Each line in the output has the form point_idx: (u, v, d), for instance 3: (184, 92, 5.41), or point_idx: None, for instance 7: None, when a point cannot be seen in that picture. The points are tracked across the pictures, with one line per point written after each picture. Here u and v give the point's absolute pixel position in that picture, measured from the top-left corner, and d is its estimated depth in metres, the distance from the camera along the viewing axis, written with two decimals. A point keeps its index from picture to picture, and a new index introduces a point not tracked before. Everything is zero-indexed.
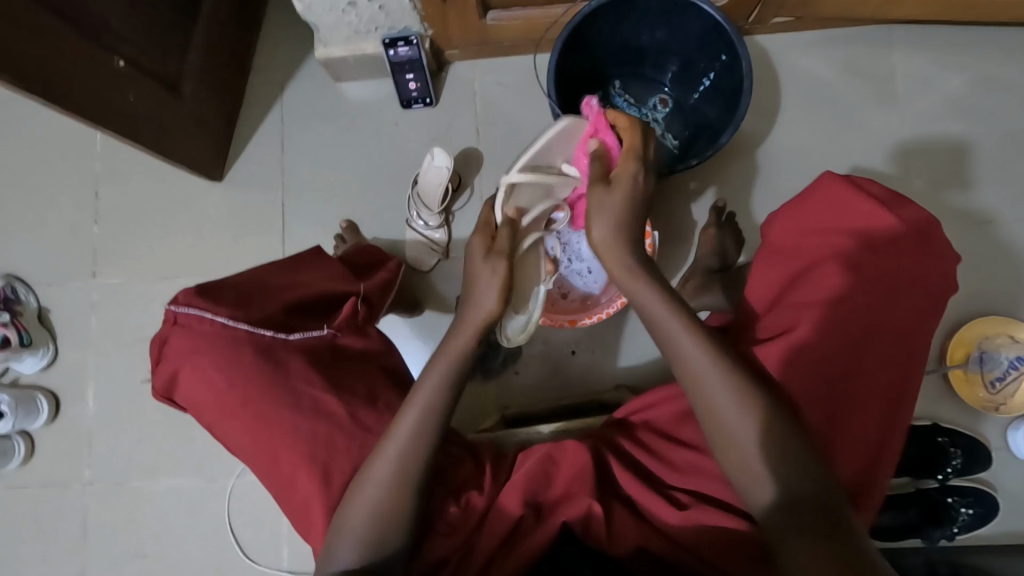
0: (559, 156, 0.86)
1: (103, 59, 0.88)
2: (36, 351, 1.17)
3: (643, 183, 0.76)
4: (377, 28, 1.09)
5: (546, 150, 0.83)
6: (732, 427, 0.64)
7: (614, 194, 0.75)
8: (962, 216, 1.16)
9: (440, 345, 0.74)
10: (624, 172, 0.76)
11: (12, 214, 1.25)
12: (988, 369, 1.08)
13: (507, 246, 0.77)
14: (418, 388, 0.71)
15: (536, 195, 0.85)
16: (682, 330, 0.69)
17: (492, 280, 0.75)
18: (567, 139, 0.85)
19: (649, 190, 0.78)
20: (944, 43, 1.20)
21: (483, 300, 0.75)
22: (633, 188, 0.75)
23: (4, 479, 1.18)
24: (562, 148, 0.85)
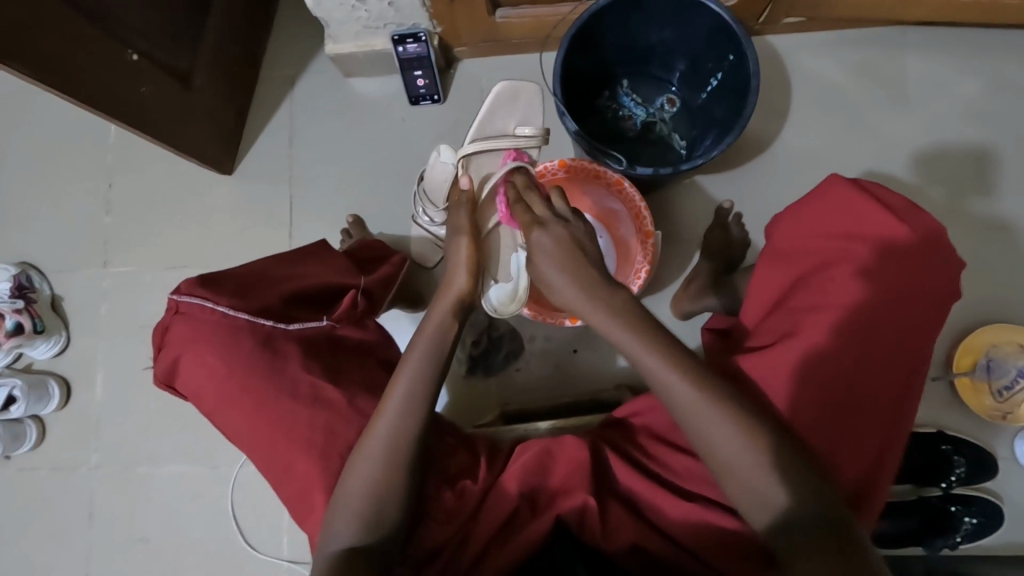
0: (509, 122, 0.94)
1: (118, 52, 0.90)
2: (49, 337, 1.20)
3: (558, 235, 0.73)
4: (386, 25, 1.09)
5: (490, 118, 0.94)
6: (712, 433, 0.64)
7: (539, 259, 0.74)
8: (973, 221, 1.14)
9: (419, 328, 0.76)
10: (530, 242, 0.75)
11: (29, 203, 1.27)
12: (995, 377, 1.06)
13: (465, 221, 0.83)
14: (405, 361, 0.73)
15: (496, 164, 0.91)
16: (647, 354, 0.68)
17: (461, 260, 0.80)
18: (507, 105, 0.94)
19: (565, 234, 0.73)
20: (959, 46, 1.18)
21: (455, 277, 0.79)
22: (550, 247, 0.73)
23: (17, 461, 1.21)
24: (508, 116, 0.94)
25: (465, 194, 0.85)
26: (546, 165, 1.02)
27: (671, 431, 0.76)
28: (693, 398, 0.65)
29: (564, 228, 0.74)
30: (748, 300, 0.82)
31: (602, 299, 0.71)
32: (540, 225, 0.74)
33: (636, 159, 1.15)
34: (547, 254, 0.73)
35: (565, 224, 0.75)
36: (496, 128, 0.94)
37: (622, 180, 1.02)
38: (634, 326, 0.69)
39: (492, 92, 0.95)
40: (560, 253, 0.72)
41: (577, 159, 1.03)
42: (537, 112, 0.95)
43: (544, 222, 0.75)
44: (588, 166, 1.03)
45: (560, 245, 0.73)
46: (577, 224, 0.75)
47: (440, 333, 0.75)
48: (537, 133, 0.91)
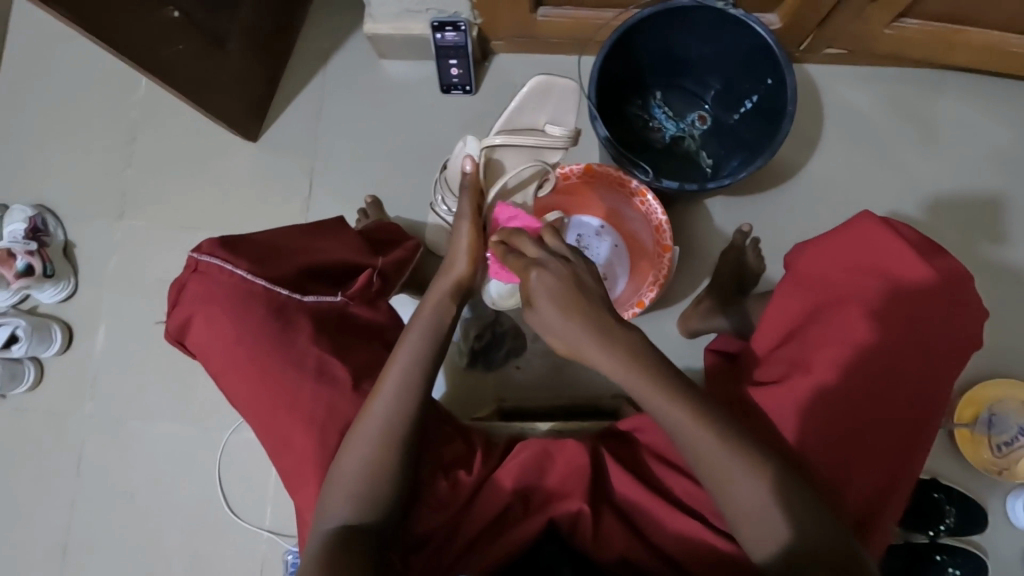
0: (539, 118, 0.97)
1: (158, 8, 0.90)
2: (57, 283, 1.20)
3: (553, 280, 0.64)
4: (427, 10, 1.09)
5: (520, 112, 0.97)
6: (712, 458, 0.63)
7: (540, 303, 0.65)
8: (990, 272, 1.13)
9: (419, 306, 0.76)
10: (528, 286, 0.66)
11: (52, 147, 1.28)
12: (995, 432, 1.05)
13: (471, 206, 0.82)
14: (401, 343, 0.73)
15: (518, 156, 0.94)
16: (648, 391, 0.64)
17: (463, 247, 0.79)
18: (541, 100, 0.98)
19: (561, 280, 0.64)
20: (998, 96, 1.17)
21: (455, 263, 0.79)
22: (553, 287, 0.64)
23: (12, 401, 1.21)
24: (538, 111, 0.98)
25: (470, 178, 0.85)
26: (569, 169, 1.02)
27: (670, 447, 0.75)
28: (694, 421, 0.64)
29: (563, 267, 0.66)
30: (759, 325, 0.81)
31: (613, 343, 0.64)
32: (537, 266, 0.66)
33: (660, 172, 1.15)
34: (547, 296, 0.64)
35: (564, 261, 0.66)
36: (523, 121, 0.98)
37: (646, 192, 1.01)
38: (637, 368, 0.64)
39: (526, 85, 0.98)
40: (563, 293, 0.64)
41: (603, 166, 1.03)
42: (568, 114, 0.98)
43: (540, 261, 0.66)
44: (613, 174, 1.03)
45: (563, 284, 0.64)
46: (577, 261, 0.67)
47: (439, 316, 0.74)
48: (565, 133, 0.92)
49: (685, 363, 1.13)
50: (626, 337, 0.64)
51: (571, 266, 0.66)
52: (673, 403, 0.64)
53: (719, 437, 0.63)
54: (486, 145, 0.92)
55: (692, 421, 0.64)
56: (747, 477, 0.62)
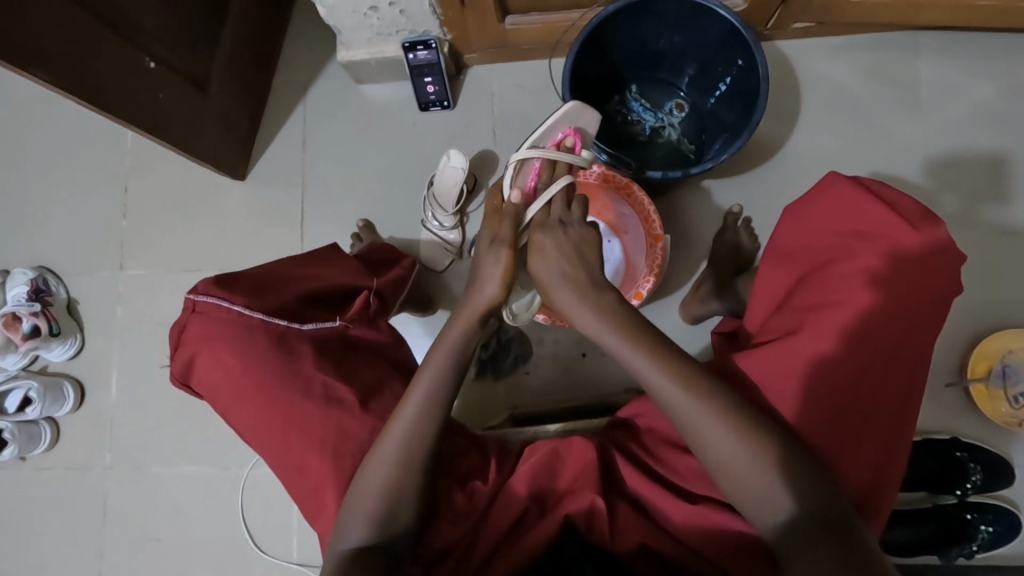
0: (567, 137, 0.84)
1: (136, 60, 0.92)
2: (65, 340, 1.22)
3: (553, 247, 0.74)
4: (398, 32, 1.10)
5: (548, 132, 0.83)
6: (710, 437, 0.64)
7: (540, 258, 0.74)
8: (985, 225, 1.13)
9: (438, 335, 0.75)
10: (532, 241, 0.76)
11: (46, 207, 1.30)
12: (1011, 383, 1.05)
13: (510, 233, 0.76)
14: (421, 374, 0.72)
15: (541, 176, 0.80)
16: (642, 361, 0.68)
17: (495, 272, 0.75)
18: (571, 120, 0.84)
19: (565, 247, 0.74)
20: (971, 50, 1.17)
21: (483, 287, 0.76)
22: (551, 251, 0.74)
23: (31, 461, 1.22)
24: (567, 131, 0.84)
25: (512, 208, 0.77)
26: None
27: (674, 432, 0.75)
28: (689, 401, 0.65)
29: (565, 234, 0.75)
30: (753, 300, 0.82)
31: (591, 300, 0.72)
32: (544, 228, 0.75)
33: (645, 164, 1.15)
34: (545, 257, 0.74)
35: (576, 231, 0.75)
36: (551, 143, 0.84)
37: (631, 184, 1.04)
38: (628, 334, 0.69)
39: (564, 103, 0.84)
40: (568, 254, 0.73)
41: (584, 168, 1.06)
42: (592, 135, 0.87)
43: (549, 225, 0.75)
44: (596, 171, 1.05)
45: (563, 253, 0.74)
46: (582, 230, 0.75)
47: (461, 342, 0.74)
48: (593, 158, 0.83)
49: (691, 350, 1.13)
50: (601, 298, 0.72)
51: (580, 233, 0.75)
52: (644, 356, 0.68)
53: (703, 402, 0.65)
54: (516, 159, 0.80)
55: (670, 383, 0.66)
56: (734, 436, 0.63)
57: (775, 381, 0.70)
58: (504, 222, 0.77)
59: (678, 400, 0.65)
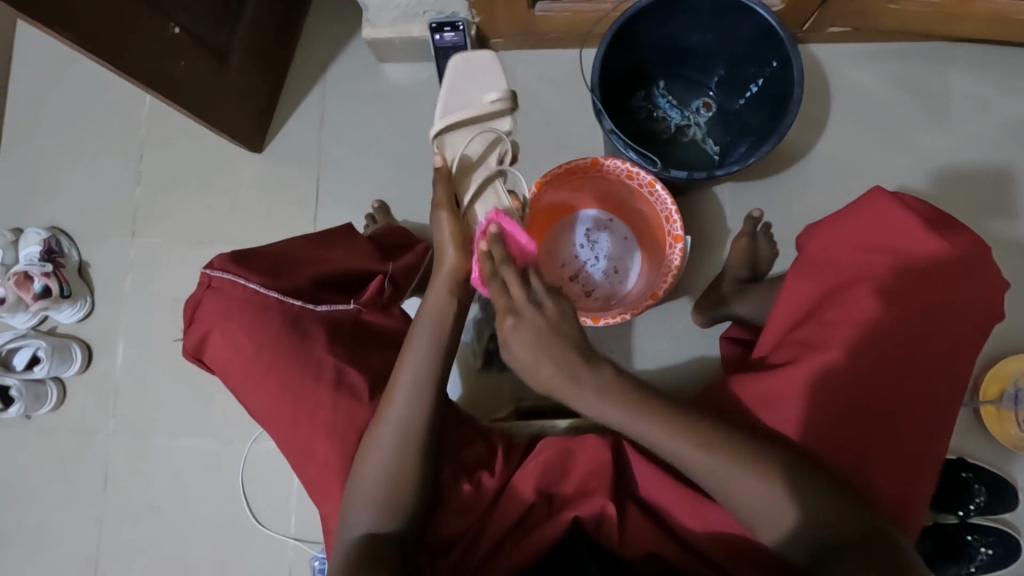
0: (477, 92, 0.84)
1: (160, 25, 0.90)
2: (75, 303, 1.22)
3: (534, 330, 0.62)
4: (425, 12, 1.09)
5: (455, 95, 0.84)
6: (724, 478, 0.62)
7: (513, 349, 0.63)
8: (1008, 246, 1.12)
9: (419, 306, 0.74)
10: (504, 332, 0.63)
11: (62, 169, 1.29)
12: (1022, 407, 1.04)
13: (447, 195, 0.75)
14: (409, 344, 0.72)
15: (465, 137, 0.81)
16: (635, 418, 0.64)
17: (449, 238, 0.74)
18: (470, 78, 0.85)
19: (544, 329, 0.62)
20: (1008, 66, 1.15)
21: (444, 253, 0.74)
22: (526, 338, 0.62)
23: (37, 421, 1.23)
24: (474, 87, 0.84)
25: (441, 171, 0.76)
26: (575, 163, 1.00)
27: None
28: (694, 452, 0.63)
29: (541, 317, 0.62)
30: (774, 313, 0.80)
31: (585, 376, 0.63)
32: (514, 314, 0.62)
33: (668, 162, 1.14)
34: (524, 343, 0.62)
35: (540, 310, 0.62)
36: (462, 103, 0.84)
37: (655, 184, 0.99)
38: (621, 394, 0.64)
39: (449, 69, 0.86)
40: (535, 343, 0.62)
41: (612, 159, 1.01)
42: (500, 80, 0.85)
43: (518, 309, 0.62)
44: (619, 168, 1.01)
45: (540, 339, 0.61)
46: (555, 306, 0.63)
47: (439, 316, 0.73)
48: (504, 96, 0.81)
49: (701, 353, 1.12)
50: (596, 376, 0.63)
51: (546, 312, 0.62)
52: (651, 422, 0.63)
53: (707, 448, 0.63)
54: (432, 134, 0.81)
55: (679, 442, 0.63)
56: (747, 476, 0.61)
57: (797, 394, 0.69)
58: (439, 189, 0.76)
59: (680, 451, 0.63)
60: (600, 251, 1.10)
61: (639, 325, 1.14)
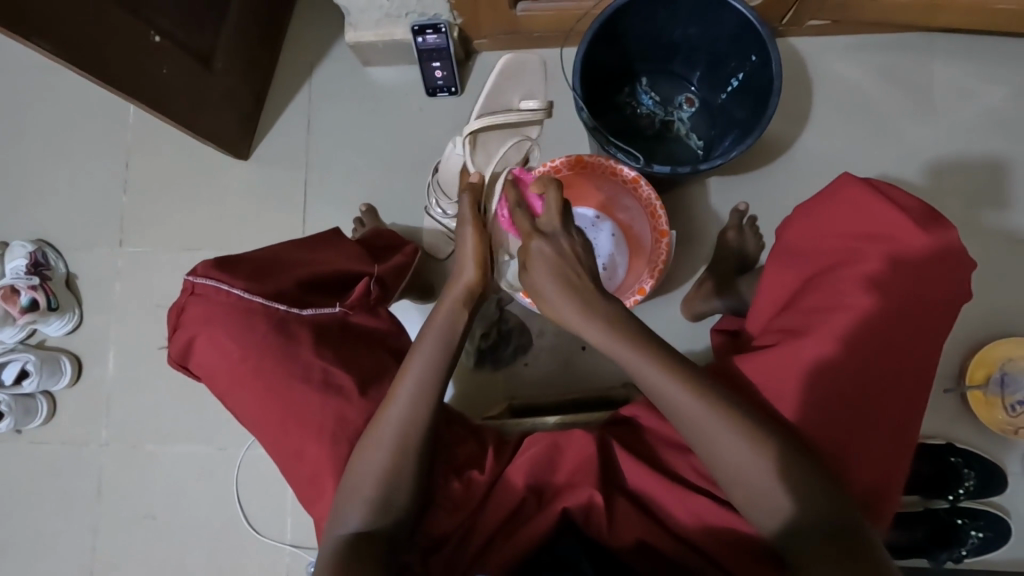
0: (513, 97, 1.08)
1: (141, 33, 0.90)
2: (63, 315, 1.21)
3: (557, 252, 0.68)
4: (408, 14, 1.10)
5: (496, 94, 1.07)
6: (714, 436, 0.64)
7: (535, 272, 0.69)
8: (991, 233, 1.13)
9: (429, 317, 0.75)
10: (528, 253, 0.69)
11: (46, 179, 1.29)
12: (1008, 391, 1.05)
13: (474, 210, 0.77)
14: (414, 353, 0.72)
15: (501, 137, 0.98)
16: (637, 357, 0.67)
17: (467, 250, 0.76)
18: (513, 83, 1.09)
19: (568, 255, 0.68)
20: (986, 55, 1.16)
21: (463, 270, 0.76)
22: (551, 260, 0.67)
23: (27, 434, 1.22)
24: (513, 88, 1.09)
25: (474, 184, 0.80)
26: (559, 161, 1.02)
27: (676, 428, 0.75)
28: (688, 399, 0.65)
29: (567, 242, 0.68)
30: (759, 302, 0.82)
31: (597, 309, 0.67)
32: (543, 236, 0.68)
33: (653, 158, 1.15)
34: (547, 268, 0.67)
35: (568, 236, 0.69)
36: (500, 103, 1.07)
37: (639, 178, 1.01)
38: (622, 336, 0.67)
39: (499, 65, 1.08)
40: (557, 268, 0.67)
41: (595, 157, 1.03)
42: (538, 87, 1.10)
43: (546, 233, 0.68)
44: (603, 162, 1.03)
45: (562, 262, 0.68)
46: (580, 237, 0.69)
47: (450, 322, 0.74)
48: (541, 107, 0.95)
49: (692, 346, 1.13)
50: (607, 307, 0.68)
51: (571, 238, 0.69)
52: (648, 359, 0.66)
53: (700, 397, 0.65)
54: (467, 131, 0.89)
55: (666, 374, 0.66)
56: (735, 437, 0.63)
57: (782, 381, 0.69)
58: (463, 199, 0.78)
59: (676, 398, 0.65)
60: (591, 247, 1.07)
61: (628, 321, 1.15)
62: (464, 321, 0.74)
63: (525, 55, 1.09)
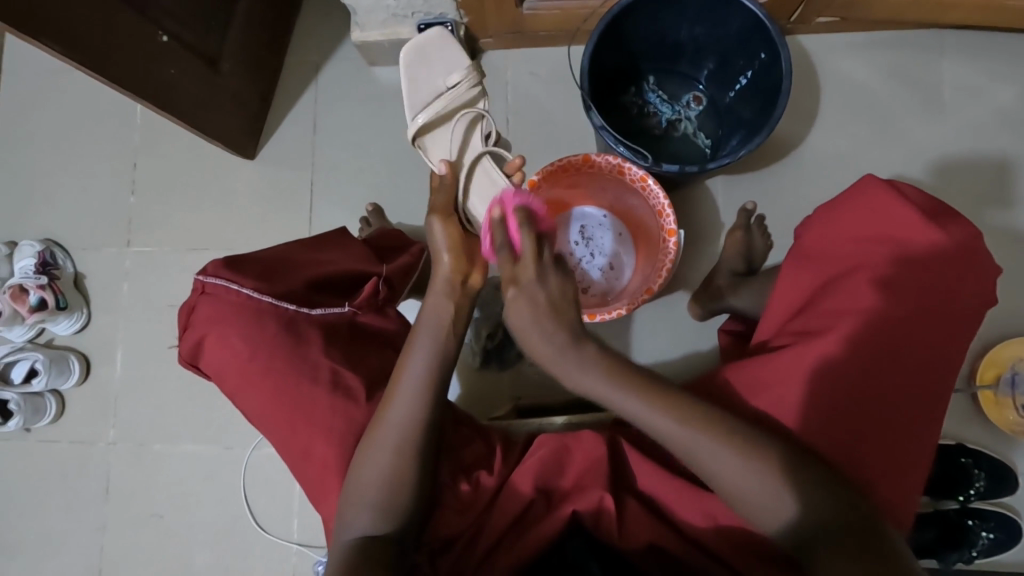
0: (436, 77, 0.82)
1: (148, 33, 0.90)
2: (71, 314, 1.22)
3: (534, 297, 0.68)
4: (414, 14, 1.09)
5: (417, 80, 0.82)
6: (705, 452, 0.63)
7: (512, 314, 0.70)
8: (1000, 232, 1.12)
9: (420, 310, 0.75)
10: (507, 297, 0.70)
11: (54, 180, 1.29)
12: (1019, 391, 1.04)
13: (444, 199, 0.78)
14: (420, 346, 0.72)
15: (448, 125, 0.81)
16: (618, 390, 0.66)
17: (443, 244, 0.76)
18: (425, 63, 0.82)
19: (544, 300, 0.68)
20: (996, 52, 1.15)
21: (440, 261, 0.76)
22: (527, 309, 0.68)
23: (36, 433, 1.23)
24: (431, 69, 0.83)
25: (446, 178, 0.78)
26: (567, 160, 1.01)
27: None
28: (672, 427, 0.64)
29: (542, 290, 0.68)
30: (770, 306, 0.81)
31: (572, 355, 0.67)
32: (517, 284, 0.69)
33: (660, 157, 1.14)
34: (520, 313, 0.69)
35: (545, 282, 0.68)
36: (426, 87, 0.82)
37: (647, 178, 0.99)
38: (607, 373, 0.67)
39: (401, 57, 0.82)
40: (532, 313, 0.68)
41: (603, 155, 1.01)
42: (456, 53, 0.83)
43: (521, 282, 0.69)
44: (612, 162, 1.01)
45: (537, 310, 0.68)
46: (558, 284, 0.69)
47: (438, 317, 0.74)
48: (466, 74, 0.80)
49: (699, 346, 1.12)
50: (581, 352, 0.67)
51: (548, 284, 0.68)
52: (631, 395, 0.66)
53: (688, 422, 0.64)
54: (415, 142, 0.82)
55: (660, 412, 0.65)
56: (726, 451, 0.62)
57: (786, 379, 0.69)
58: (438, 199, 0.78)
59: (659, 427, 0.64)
60: (596, 247, 1.10)
61: (636, 321, 1.14)
62: (451, 310, 0.74)
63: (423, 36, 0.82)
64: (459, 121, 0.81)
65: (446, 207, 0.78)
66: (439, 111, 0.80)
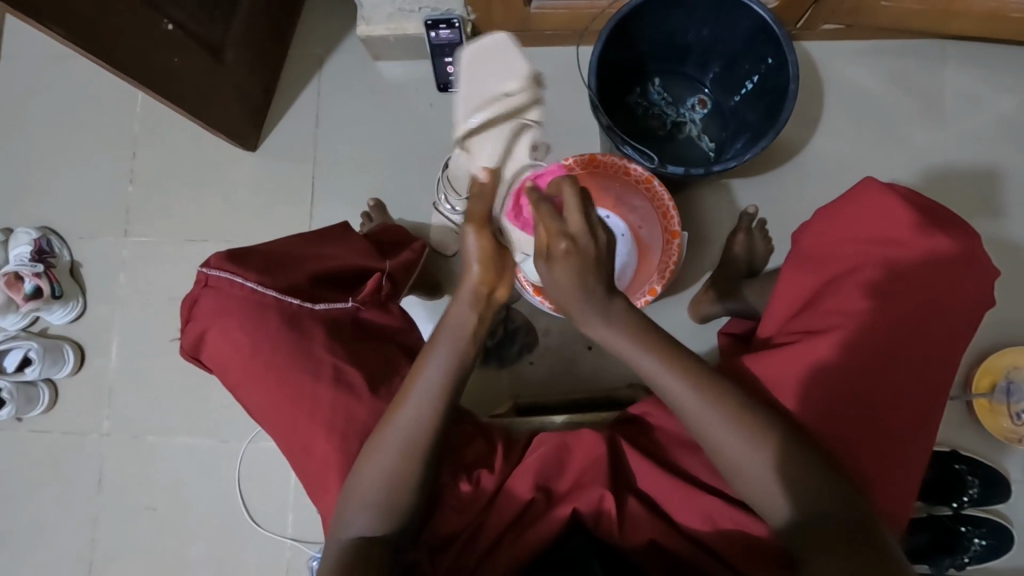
0: (488, 77, 0.80)
1: (153, 21, 0.89)
2: (67, 303, 1.20)
3: (585, 257, 0.61)
4: (421, 9, 1.08)
5: (470, 80, 0.80)
6: (718, 438, 0.64)
7: (552, 272, 0.63)
8: (998, 241, 1.13)
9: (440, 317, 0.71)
10: (551, 255, 0.62)
11: (52, 167, 1.28)
12: (1014, 400, 1.05)
13: (480, 209, 0.68)
14: (426, 346, 0.70)
15: (496, 133, 0.79)
16: (651, 351, 0.65)
17: (473, 247, 0.67)
18: (483, 65, 0.81)
19: (595, 254, 0.61)
20: (998, 63, 1.16)
21: (470, 270, 0.68)
22: (567, 272, 0.62)
23: (28, 423, 1.22)
24: (482, 72, 0.80)
25: (484, 186, 0.70)
26: (573, 160, 1.02)
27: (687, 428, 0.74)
28: (693, 402, 0.64)
29: (591, 248, 0.61)
30: (771, 306, 0.80)
31: (607, 315, 0.64)
32: (568, 240, 0.61)
33: (664, 158, 1.14)
34: (564, 274, 0.62)
35: (592, 237, 0.61)
36: (479, 86, 0.80)
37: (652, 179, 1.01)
38: (639, 332, 0.65)
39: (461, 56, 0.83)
40: (576, 278, 0.62)
41: (609, 156, 1.03)
42: (518, 60, 0.81)
43: (569, 238, 0.61)
44: (618, 162, 1.03)
45: (579, 271, 0.61)
46: (603, 240, 0.62)
47: (459, 325, 0.69)
48: (523, 85, 0.79)
49: (698, 347, 1.13)
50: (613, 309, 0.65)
51: (596, 238, 0.62)
52: (655, 360, 0.65)
53: (707, 398, 0.64)
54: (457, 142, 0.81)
55: (682, 384, 0.65)
56: (740, 442, 0.63)
57: (787, 377, 0.70)
58: (472, 205, 0.69)
59: (682, 395, 0.65)
60: None
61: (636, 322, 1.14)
62: (476, 321, 0.69)
63: (487, 40, 0.82)
64: (507, 130, 0.79)
65: (481, 215, 0.68)
66: (486, 117, 0.78)
